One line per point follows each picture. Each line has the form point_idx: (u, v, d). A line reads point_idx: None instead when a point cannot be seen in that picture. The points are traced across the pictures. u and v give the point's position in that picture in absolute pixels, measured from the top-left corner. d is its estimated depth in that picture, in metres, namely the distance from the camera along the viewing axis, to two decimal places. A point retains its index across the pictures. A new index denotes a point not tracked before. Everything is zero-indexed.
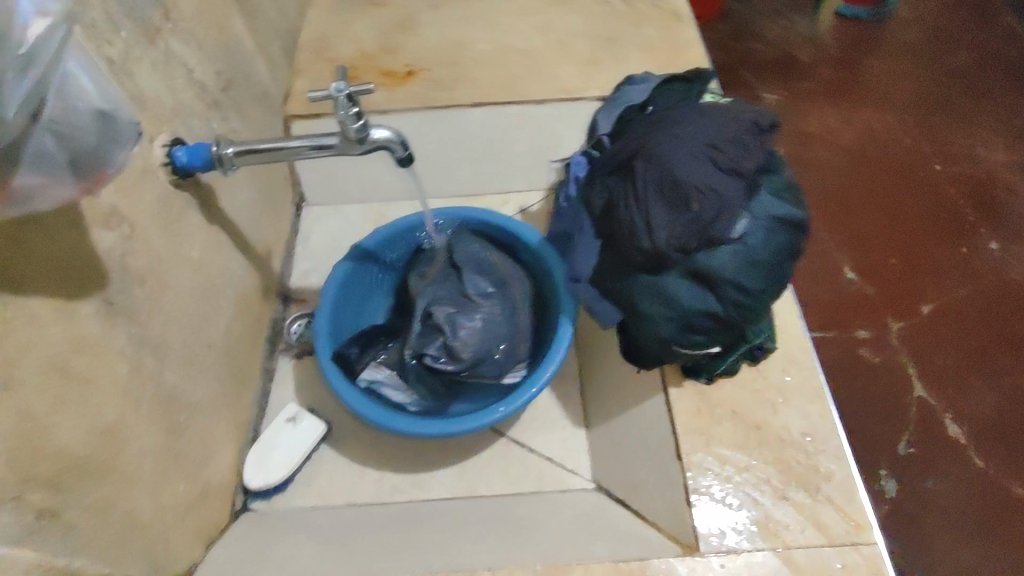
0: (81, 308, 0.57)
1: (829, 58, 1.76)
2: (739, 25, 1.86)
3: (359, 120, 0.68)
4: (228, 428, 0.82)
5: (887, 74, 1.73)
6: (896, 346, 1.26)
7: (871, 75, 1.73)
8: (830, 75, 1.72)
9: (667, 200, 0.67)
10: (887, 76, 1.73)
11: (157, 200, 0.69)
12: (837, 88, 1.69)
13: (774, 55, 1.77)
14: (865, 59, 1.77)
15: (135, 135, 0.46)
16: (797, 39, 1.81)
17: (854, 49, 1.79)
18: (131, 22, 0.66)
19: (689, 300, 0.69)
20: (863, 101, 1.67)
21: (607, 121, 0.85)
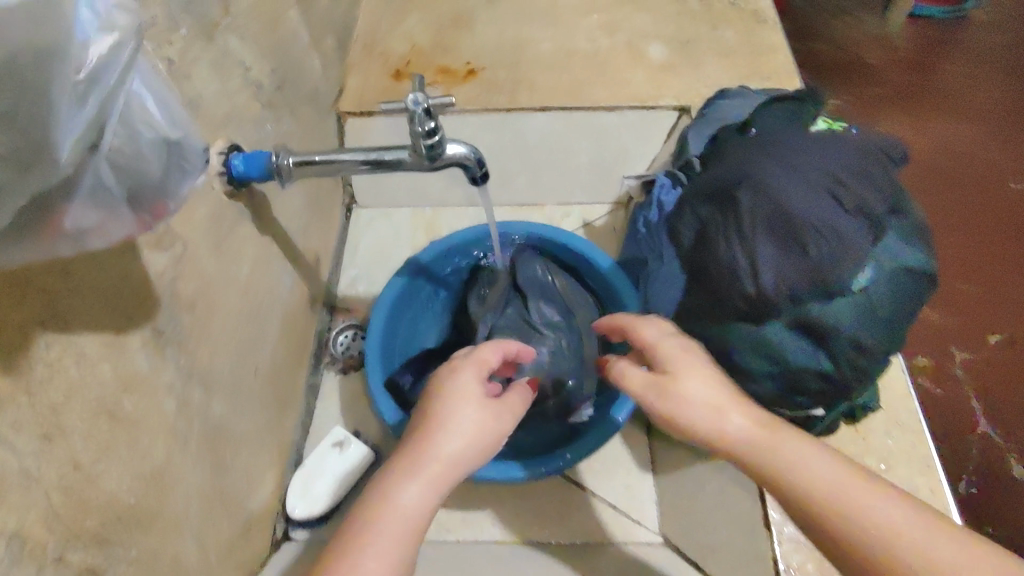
0: (130, 341, 0.51)
1: (899, 63, 1.64)
2: (803, 24, 1.74)
3: (438, 135, 0.61)
4: (271, 452, 0.78)
5: (962, 81, 1.60)
6: (961, 377, 1.14)
7: (945, 80, 1.61)
8: (901, 81, 1.60)
9: (778, 241, 0.59)
10: (962, 83, 1.60)
11: (210, 214, 0.63)
12: (909, 95, 1.57)
13: (840, 57, 1.65)
14: (938, 64, 1.64)
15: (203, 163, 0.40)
16: (865, 40, 1.68)
17: (926, 53, 1.66)
18: (190, 18, 0.60)
19: (795, 355, 0.62)
20: (936, 110, 1.54)
21: (697, 140, 0.76)
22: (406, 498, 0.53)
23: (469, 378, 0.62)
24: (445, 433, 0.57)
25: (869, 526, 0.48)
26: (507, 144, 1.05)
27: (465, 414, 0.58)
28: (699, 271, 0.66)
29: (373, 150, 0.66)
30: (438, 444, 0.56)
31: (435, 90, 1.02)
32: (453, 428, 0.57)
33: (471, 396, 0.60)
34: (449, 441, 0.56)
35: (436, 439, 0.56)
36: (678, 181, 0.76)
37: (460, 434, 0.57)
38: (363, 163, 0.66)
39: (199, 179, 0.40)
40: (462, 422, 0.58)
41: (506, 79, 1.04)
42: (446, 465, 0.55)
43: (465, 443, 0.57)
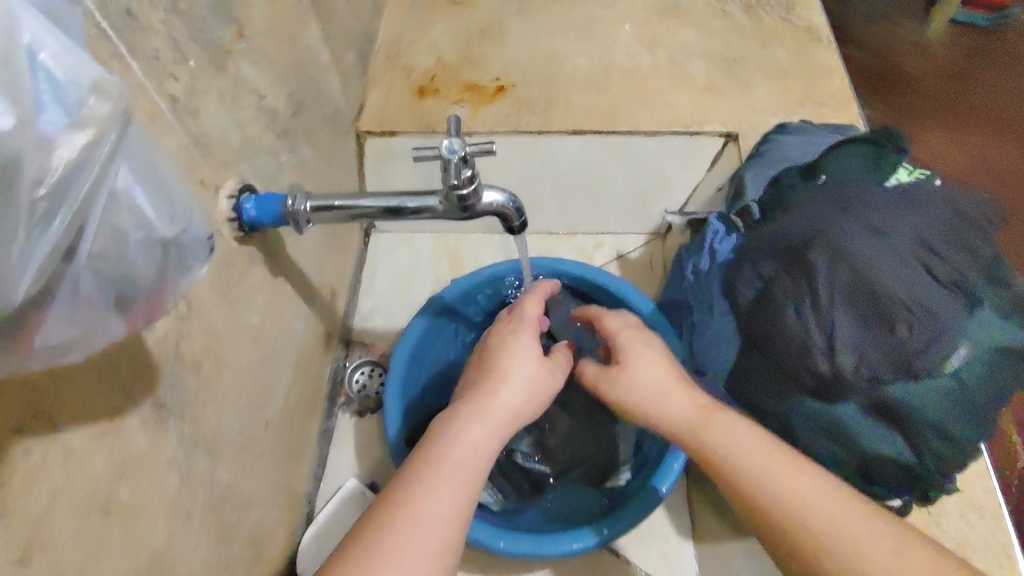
0: (128, 422, 0.45)
1: (938, 70, 1.51)
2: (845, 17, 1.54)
3: (473, 184, 0.54)
4: (281, 511, 0.72)
5: (1001, 91, 1.49)
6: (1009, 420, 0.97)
7: (983, 93, 1.49)
8: (941, 92, 1.48)
9: (859, 316, 0.53)
10: (1002, 94, 1.49)
11: (220, 263, 0.57)
12: (950, 108, 1.45)
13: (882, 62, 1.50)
14: (977, 72, 1.53)
15: (206, 253, 0.33)
16: (901, 45, 1.54)
17: (964, 61, 1.54)
18: (198, 46, 0.54)
19: (873, 443, 0.55)
20: (979, 126, 1.43)
21: (757, 182, 0.69)
22: (474, 436, 0.52)
23: (524, 337, 0.63)
24: (504, 385, 0.58)
25: (793, 499, 0.48)
26: (537, 169, 0.98)
27: (521, 370, 0.60)
28: (759, 338, 0.60)
29: (394, 196, 0.58)
30: (499, 394, 0.57)
31: (462, 109, 0.95)
32: (512, 380, 0.58)
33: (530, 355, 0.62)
34: (507, 394, 0.57)
35: (497, 390, 0.57)
36: (733, 227, 0.69)
37: (523, 387, 0.58)
38: (385, 210, 0.58)
39: (202, 271, 0.34)
40: (518, 376, 0.59)
41: (538, 98, 0.96)
42: (507, 413, 0.56)
43: (520, 397, 0.58)
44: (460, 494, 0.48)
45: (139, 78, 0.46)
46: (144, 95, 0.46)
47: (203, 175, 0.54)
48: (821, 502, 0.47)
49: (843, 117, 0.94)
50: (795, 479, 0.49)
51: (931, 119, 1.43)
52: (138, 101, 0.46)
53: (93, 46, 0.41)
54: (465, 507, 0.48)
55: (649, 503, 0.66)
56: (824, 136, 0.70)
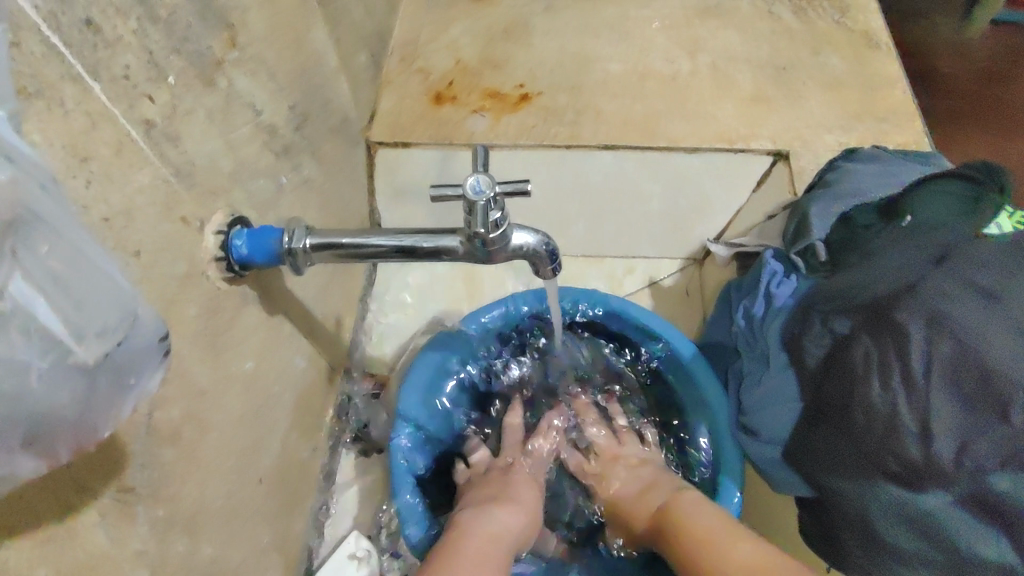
0: (82, 521, 0.37)
1: (985, 73, 1.34)
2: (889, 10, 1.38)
3: (504, 225, 0.46)
4: (276, 574, 0.64)
5: None
6: None
7: None
8: (993, 96, 1.31)
9: (963, 397, 0.45)
10: None
11: (206, 311, 0.49)
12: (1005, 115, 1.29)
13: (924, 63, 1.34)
14: None
15: (160, 351, 0.26)
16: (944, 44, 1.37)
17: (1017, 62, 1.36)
18: (182, 59, 0.46)
19: (972, 545, 0.46)
20: None
21: (823, 218, 0.59)
22: (500, 528, 0.60)
23: (520, 473, 0.71)
24: (513, 505, 0.64)
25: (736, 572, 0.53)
26: (565, 186, 0.89)
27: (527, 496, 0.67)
28: (830, 408, 0.52)
29: (408, 235, 0.50)
30: (507, 510, 0.63)
31: (482, 118, 0.86)
32: (521, 502, 0.66)
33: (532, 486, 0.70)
34: (516, 513, 0.64)
35: (504, 507, 0.64)
36: (793, 268, 0.61)
37: (527, 505, 0.66)
38: (397, 251, 0.50)
39: (147, 380, 0.26)
40: (525, 499, 0.67)
41: (567, 106, 0.87)
42: (516, 529, 0.62)
43: (525, 516, 0.64)
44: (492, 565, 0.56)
45: (102, 103, 0.38)
46: (110, 123, 0.39)
47: (185, 210, 0.46)
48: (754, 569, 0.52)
49: (907, 135, 0.84)
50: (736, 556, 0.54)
51: (974, 125, 1.27)
52: (101, 132, 0.38)
53: (40, 68, 0.33)
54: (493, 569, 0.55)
55: None
56: (900, 166, 0.62)
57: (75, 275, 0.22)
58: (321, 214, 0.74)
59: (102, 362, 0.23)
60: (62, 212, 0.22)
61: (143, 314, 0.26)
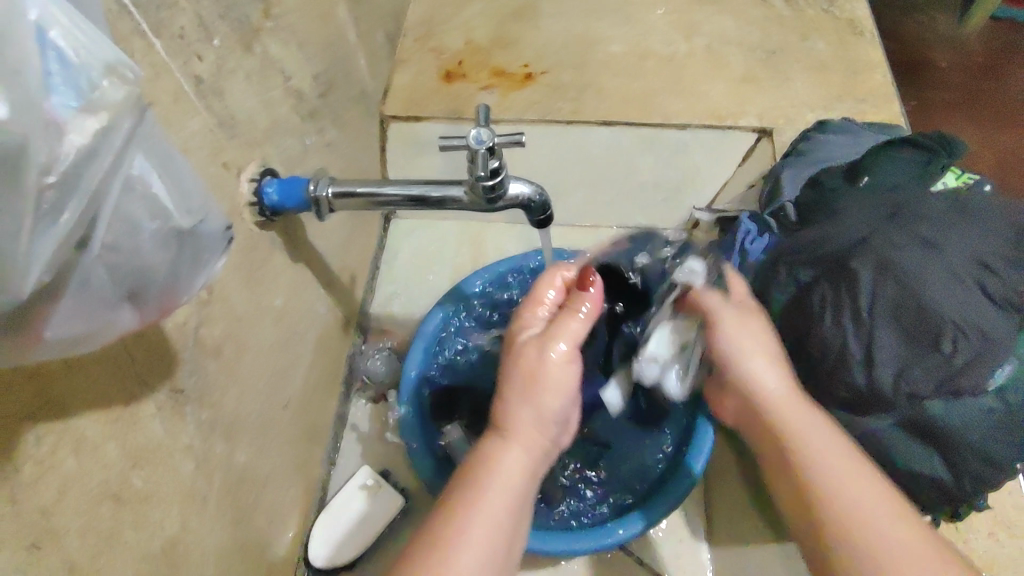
0: (142, 409, 0.44)
1: (975, 66, 1.38)
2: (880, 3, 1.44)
3: (502, 173, 0.53)
4: (296, 495, 0.72)
5: None
6: None
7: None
8: (981, 87, 1.36)
9: (904, 331, 0.51)
10: None
11: (242, 248, 0.56)
12: (982, 101, 1.34)
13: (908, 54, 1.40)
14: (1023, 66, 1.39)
15: (223, 244, 0.33)
16: (937, 38, 1.42)
17: (1011, 56, 1.40)
18: (226, 24, 0.52)
19: (909, 462, 0.53)
20: (1016, 122, 1.32)
21: (794, 182, 0.66)
22: (503, 486, 0.47)
23: (518, 368, 0.53)
24: (510, 441, 0.50)
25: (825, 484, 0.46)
26: (566, 158, 0.95)
27: (531, 411, 0.51)
28: (791, 347, 0.59)
29: (417, 185, 0.57)
30: (504, 451, 0.49)
31: (490, 94, 0.92)
32: (517, 431, 0.50)
33: (534, 378, 0.52)
34: (519, 455, 0.49)
35: (501, 447, 0.50)
36: (766, 228, 0.68)
37: (529, 419, 0.51)
38: (408, 199, 0.57)
39: (214, 261, 0.33)
40: (526, 419, 0.51)
41: (569, 84, 0.93)
42: (519, 472, 0.49)
43: (535, 431, 0.51)
44: (482, 532, 0.45)
45: (162, 57, 0.45)
46: (169, 75, 0.45)
47: (227, 157, 0.53)
48: (857, 492, 0.45)
49: (886, 115, 0.90)
50: (854, 478, 0.45)
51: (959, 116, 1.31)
52: (163, 82, 0.45)
53: (116, 24, 0.40)
54: (500, 536, 0.45)
55: (676, 496, 0.71)
56: (867, 138, 0.68)
57: (174, 168, 0.29)
58: (342, 176, 0.80)
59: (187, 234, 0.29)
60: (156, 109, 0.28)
61: (213, 206, 0.32)
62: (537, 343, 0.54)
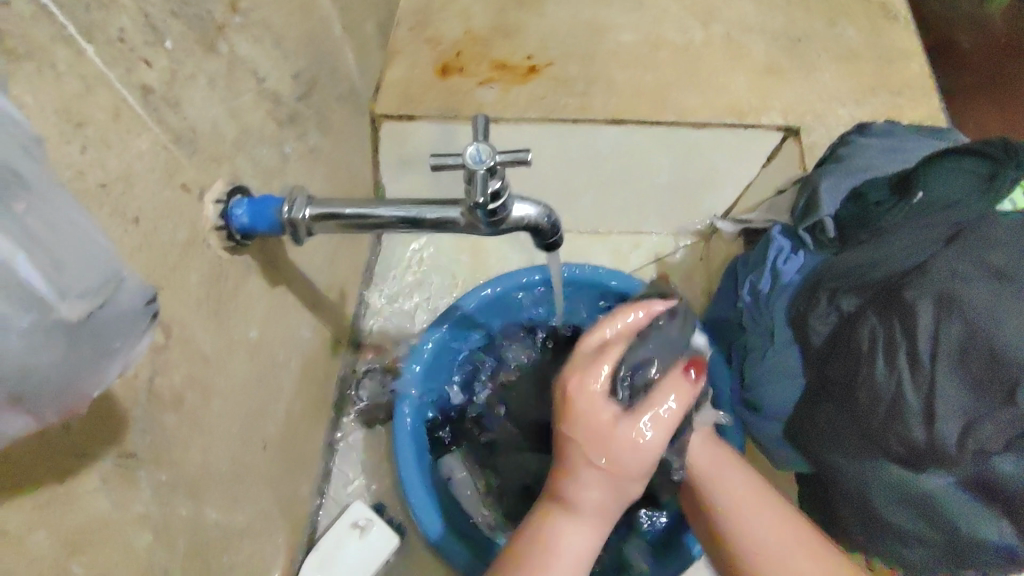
0: (82, 483, 0.38)
1: None
2: None
3: (504, 195, 0.45)
4: (281, 538, 0.66)
5: None
6: None
7: None
8: None
9: (973, 379, 0.44)
10: None
11: (206, 280, 0.49)
12: None
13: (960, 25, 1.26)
14: None
15: (144, 317, 0.27)
16: None
17: None
18: (181, 23, 0.45)
19: (971, 526, 0.47)
20: None
21: (832, 194, 0.58)
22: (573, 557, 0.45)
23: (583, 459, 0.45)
24: (580, 518, 0.45)
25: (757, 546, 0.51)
26: (574, 158, 0.87)
27: (593, 493, 0.45)
28: (834, 386, 0.52)
29: (415, 205, 0.50)
30: (571, 530, 0.45)
31: (490, 90, 0.84)
32: (585, 504, 0.45)
33: (636, 470, 0.44)
34: (585, 532, 0.45)
35: (567, 525, 0.45)
36: (800, 244, 0.61)
37: (606, 485, 0.44)
38: (407, 222, 0.50)
39: (130, 343, 0.27)
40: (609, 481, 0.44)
41: (576, 78, 0.85)
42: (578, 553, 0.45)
43: (601, 499, 0.45)
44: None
45: (97, 67, 0.38)
46: (106, 88, 0.38)
47: (186, 177, 0.46)
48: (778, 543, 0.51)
49: (924, 110, 0.81)
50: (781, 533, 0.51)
51: (993, 105, 1.15)
52: (97, 96, 0.38)
53: (31, 30, 0.33)
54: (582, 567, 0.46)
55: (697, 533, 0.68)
56: (913, 143, 0.60)
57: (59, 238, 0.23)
58: (327, 184, 0.73)
59: (85, 321, 0.24)
60: (45, 173, 0.24)
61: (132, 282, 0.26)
62: (622, 424, 0.44)
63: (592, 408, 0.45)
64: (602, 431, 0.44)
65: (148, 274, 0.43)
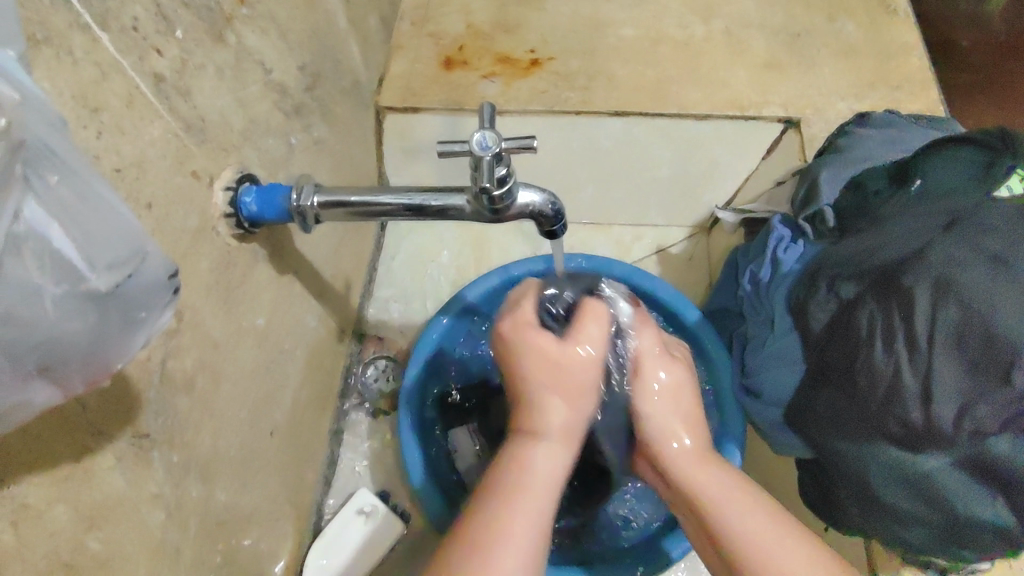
0: (98, 461, 0.39)
1: None
2: None
3: (509, 182, 0.46)
4: (287, 524, 0.67)
5: None
6: None
7: None
8: None
9: (971, 361, 0.45)
10: None
11: (216, 267, 0.50)
12: None
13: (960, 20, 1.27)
14: None
15: (169, 293, 0.28)
16: None
17: None
18: (191, 13, 0.46)
19: (969, 508, 0.47)
20: None
21: (832, 185, 0.59)
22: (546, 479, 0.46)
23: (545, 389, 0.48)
24: (546, 441, 0.47)
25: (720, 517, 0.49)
26: (575, 151, 0.88)
27: (555, 417, 0.48)
28: (833, 371, 0.53)
29: (418, 193, 0.51)
30: (542, 452, 0.47)
31: (492, 83, 0.85)
32: (550, 429, 0.47)
33: (584, 385, 0.49)
34: (557, 453, 0.47)
35: (536, 449, 0.47)
36: (800, 233, 0.61)
37: (573, 406, 0.48)
38: (414, 209, 0.51)
39: (154, 314, 0.28)
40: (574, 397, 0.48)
41: (577, 71, 0.86)
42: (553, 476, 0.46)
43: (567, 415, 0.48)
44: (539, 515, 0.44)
45: (111, 55, 0.38)
46: (120, 74, 0.39)
47: (196, 165, 0.47)
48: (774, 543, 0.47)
49: (923, 102, 0.82)
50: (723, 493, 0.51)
51: (994, 102, 1.16)
52: (112, 83, 0.38)
53: (49, 16, 0.34)
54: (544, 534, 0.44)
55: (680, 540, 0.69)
56: (912, 133, 0.61)
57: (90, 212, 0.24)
58: (332, 176, 0.74)
59: (112, 292, 0.25)
60: (79, 149, 0.25)
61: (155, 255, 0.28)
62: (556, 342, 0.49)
63: (531, 341, 0.50)
64: (557, 362, 0.49)
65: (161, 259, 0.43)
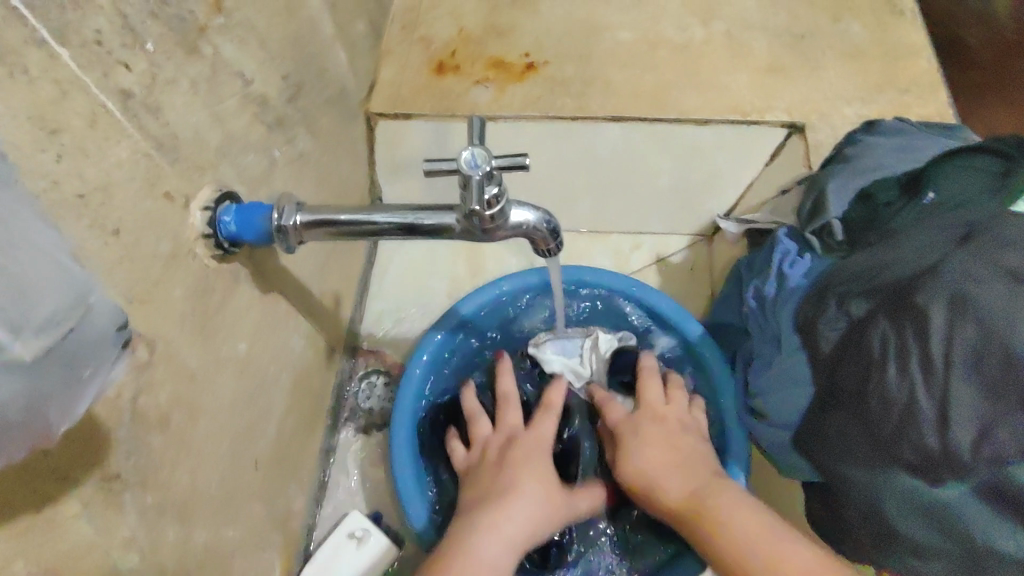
0: (63, 508, 0.36)
1: None
2: None
3: (500, 202, 0.44)
4: (275, 553, 0.64)
5: None
6: None
7: None
8: None
9: (989, 387, 0.43)
10: None
11: (192, 292, 0.47)
12: None
13: None
14: None
15: (116, 345, 0.26)
16: None
17: None
18: (161, 24, 0.43)
19: (991, 539, 0.45)
20: None
21: (841, 195, 0.57)
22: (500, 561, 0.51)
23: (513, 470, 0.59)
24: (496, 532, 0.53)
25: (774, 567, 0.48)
26: (570, 159, 0.86)
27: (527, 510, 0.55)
28: (843, 393, 0.51)
29: (410, 211, 0.48)
30: (485, 540, 0.52)
31: (485, 89, 0.83)
32: (512, 523, 0.54)
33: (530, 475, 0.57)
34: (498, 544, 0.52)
35: (484, 537, 0.52)
36: (807, 247, 0.59)
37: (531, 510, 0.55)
38: (402, 229, 0.48)
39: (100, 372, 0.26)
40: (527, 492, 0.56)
41: (573, 77, 0.83)
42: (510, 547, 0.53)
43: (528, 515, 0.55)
44: None
45: (72, 71, 0.36)
46: (82, 93, 0.37)
47: (169, 186, 0.45)
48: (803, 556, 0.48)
49: (930, 106, 0.80)
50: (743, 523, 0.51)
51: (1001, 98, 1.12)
52: (72, 103, 0.36)
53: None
54: None
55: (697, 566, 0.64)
56: (924, 142, 0.58)
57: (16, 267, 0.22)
58: (317, 189, 0.71)
59: (45, 355, 0.22)
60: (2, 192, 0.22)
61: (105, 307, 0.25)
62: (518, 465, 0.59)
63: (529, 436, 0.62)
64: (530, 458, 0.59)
65: (130, 288, 0.41)
